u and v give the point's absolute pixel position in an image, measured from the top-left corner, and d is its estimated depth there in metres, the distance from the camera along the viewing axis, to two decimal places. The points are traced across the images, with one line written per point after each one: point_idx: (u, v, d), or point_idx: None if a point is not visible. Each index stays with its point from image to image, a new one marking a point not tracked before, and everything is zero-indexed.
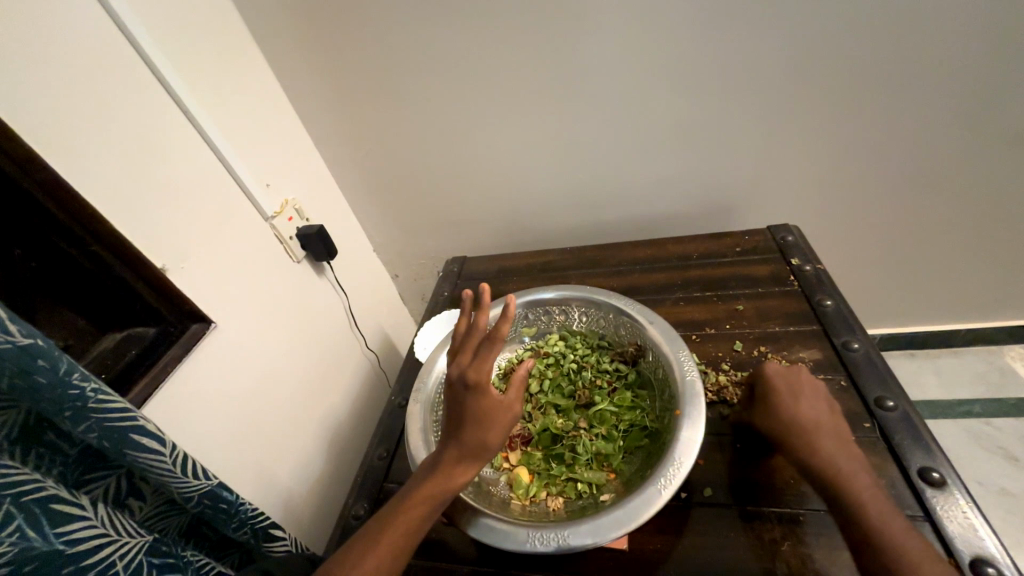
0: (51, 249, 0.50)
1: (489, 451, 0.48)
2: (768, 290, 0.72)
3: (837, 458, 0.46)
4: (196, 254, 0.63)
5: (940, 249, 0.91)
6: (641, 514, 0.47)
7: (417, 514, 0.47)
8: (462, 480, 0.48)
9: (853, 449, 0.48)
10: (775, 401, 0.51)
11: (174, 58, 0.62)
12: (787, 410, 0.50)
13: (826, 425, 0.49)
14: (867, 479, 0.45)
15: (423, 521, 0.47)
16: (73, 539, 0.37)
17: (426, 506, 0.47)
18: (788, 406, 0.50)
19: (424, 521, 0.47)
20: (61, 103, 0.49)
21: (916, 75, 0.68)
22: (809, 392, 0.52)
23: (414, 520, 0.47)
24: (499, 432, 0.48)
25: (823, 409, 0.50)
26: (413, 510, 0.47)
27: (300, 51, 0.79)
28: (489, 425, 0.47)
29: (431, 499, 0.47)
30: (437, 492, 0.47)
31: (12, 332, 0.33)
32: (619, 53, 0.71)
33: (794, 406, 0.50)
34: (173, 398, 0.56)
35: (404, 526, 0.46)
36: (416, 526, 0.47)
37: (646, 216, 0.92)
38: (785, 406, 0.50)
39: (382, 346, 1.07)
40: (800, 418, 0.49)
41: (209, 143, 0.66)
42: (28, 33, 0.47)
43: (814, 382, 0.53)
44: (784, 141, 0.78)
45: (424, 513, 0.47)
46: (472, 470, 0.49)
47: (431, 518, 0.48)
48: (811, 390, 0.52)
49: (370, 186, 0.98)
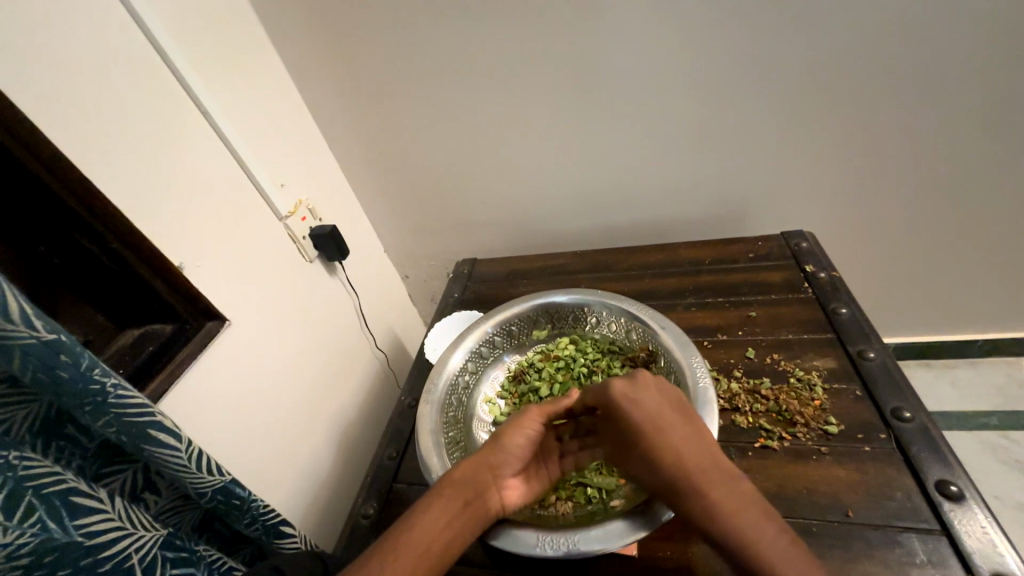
0: (73, 246, 0.51)
1: (508, 446, 0.50)
2: (782, 297, 0.71)
3: (724, 512, 0.41)
4: (212, 254, 0.64)
5: (958, 258, 0.89)
6: (641, 528, 0.47)
7: (442, 503, 0.48)
8: (486, 475, 0.49)
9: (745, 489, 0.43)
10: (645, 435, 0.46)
11: (194, 61, 0.64)
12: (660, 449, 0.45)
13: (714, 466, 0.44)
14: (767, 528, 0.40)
15: (450, 518, 0.47)
16: (91, 532, 0.37)
17: (449, 498, 0.48)
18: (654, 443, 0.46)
19: (450, 517, 0.47)
20: (83, 105, 0.50)
21: (937, 81, 0.67)
22: (659, 407, 0.48)
23: (439, 514, 0.47)
24: (519, 428, 0.51)
25: (693, 439, 0.46)
26: (438, 504, 0.47)
27: (315, 54, 0.80)
28: (515, 422, 0.52)
29: (454, 492, 0.48)
30: (461, 484, 0.49)
31: (37, 327, 0.34)
32: (633, 56, 0.71)
33: (661, 445, 0.45)
34: (188, 395, 0.57)
35: (429, 520, 0.46)
36: (441, 520, 0.47)
37: (657, 221, 0.92)
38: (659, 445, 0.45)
39: (392, 347, 1.07)
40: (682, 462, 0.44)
41: (227, 144, 0.68)
42: (51, 33, 0.48)
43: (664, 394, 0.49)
44: (800, 146, 0.77)
45: (449, 505, 0.47)
46: (497, 467, 0.50)
47: (438, 509, 0.47)
48: (659, 406, 0.48)
49: (383, 187, 0.99)
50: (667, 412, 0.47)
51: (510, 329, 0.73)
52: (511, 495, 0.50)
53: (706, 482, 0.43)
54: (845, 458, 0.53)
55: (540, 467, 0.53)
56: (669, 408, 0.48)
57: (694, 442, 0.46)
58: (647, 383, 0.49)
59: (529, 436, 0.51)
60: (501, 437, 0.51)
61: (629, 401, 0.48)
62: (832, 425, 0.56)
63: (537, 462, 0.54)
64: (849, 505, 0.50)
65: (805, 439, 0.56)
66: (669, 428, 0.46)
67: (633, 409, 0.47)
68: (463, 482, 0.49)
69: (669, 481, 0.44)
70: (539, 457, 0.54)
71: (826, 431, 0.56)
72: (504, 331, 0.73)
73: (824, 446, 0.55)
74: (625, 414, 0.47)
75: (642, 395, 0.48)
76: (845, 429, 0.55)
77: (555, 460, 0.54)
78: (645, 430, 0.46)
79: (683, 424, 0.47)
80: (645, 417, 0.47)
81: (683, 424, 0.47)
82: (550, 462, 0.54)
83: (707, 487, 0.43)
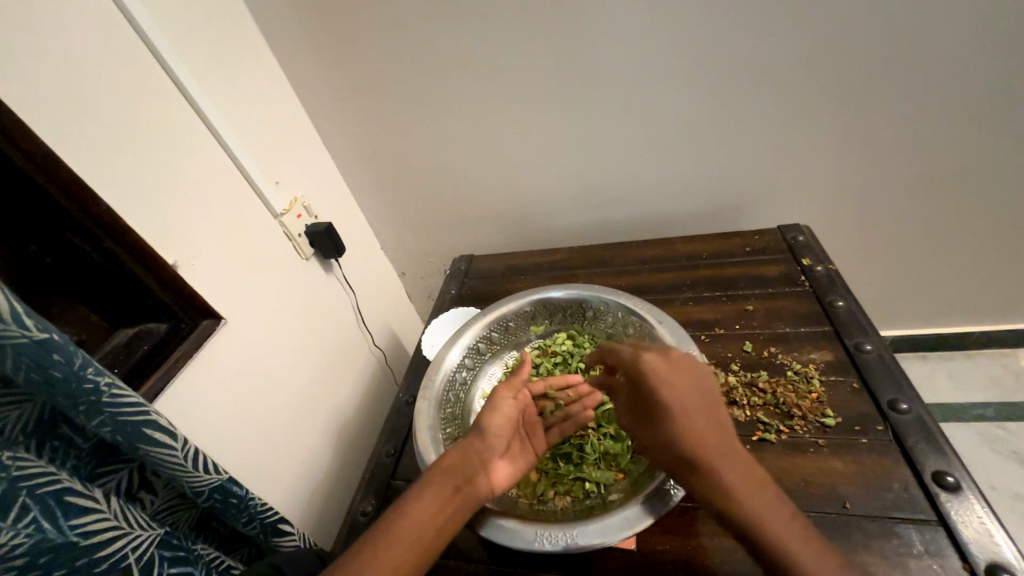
0: (64, 245, 0.50)
1: (490, 428, 0.52)
2: (778, 290, 0.71)
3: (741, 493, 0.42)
4: (207, 253, 0.63)
5: (955, 249, 0.89)
6: (634, 522, 0.47)
7: (433, 490, 0.47)
8: (473, 459, 0.50)
9: (755, 468, 0.44)
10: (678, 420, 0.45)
11: (188, 59, 0.63)
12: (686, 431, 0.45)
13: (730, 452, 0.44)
14: (785, 516, 0.41)
15: (441, 504, 0.47)
16: (87, 532, 0.37)
17: (440, 484, 0.48)
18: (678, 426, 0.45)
19: (443, 502, 0.47)
20: (71, 104, 0.49)
21: (931, 73, 0.67)
22: (683, 383, 0.47)
23: (430, 501, 0.46)
24: (499, 413, 0.54)
25: (712, 422, 0.45)
26: (428, 492, 0.47)
27: (309, 50, 0.80)
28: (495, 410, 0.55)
29: (444, 477, 0.48)
30: (451, 469, 0.49)
31: (29, 326, 0.33)
32: (628, 50, 0.71)
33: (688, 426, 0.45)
34: (184, 395, 0.57)
35: (421, 508, 0.46)
36: (434, 506, 0.46)
37: (654, 215, 0.91)
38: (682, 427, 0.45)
39: (389, 343, 1.07)
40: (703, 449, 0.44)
41: (221, 143, 0.67)
42: (41, 32, 0.47)
43: (690, 371, 0.48)
44: (796, 140, 0.77)
45: (440, 491, 0.47)
46: (483, 450, 0.51)
47: (431, 497, 0.47)
48: (687, 388, 0.47)
49: (379, 185, 0.98)
50: (697, 397, 0.46)
51: (506, 325, 0.73)
52: (501, 476, 0.51)
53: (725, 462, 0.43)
54: (842, 451, 0.53)
55: (524, 448, 0.55)
56: (697, 394, 0.46)
57: (716, 427, 0.45)
58: (681, 366, 0.48)
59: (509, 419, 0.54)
60: (480, 421, 0.53)
61: (659, 377, 0.47)
62: (829, 417, 0.56)
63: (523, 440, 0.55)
64: (845, 497, 0.50)
65: (802, 431, 0.56)
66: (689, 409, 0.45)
67: (665, 388, 0.47)
68: (452, 467, 0.49)
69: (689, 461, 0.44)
70: (524, 438, 0.56)
71: (824, 424, 0.56)
72: (501, 327, 0.73)
73: (822, 438, 0.55)
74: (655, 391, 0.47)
75: (674, 375, 0.47)
76: (842, 421, 0.56)
77: (536, 437, 0.56)
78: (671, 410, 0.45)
79: (709, 401, 0.46)
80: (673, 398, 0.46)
81: (704, 403, 0.46)
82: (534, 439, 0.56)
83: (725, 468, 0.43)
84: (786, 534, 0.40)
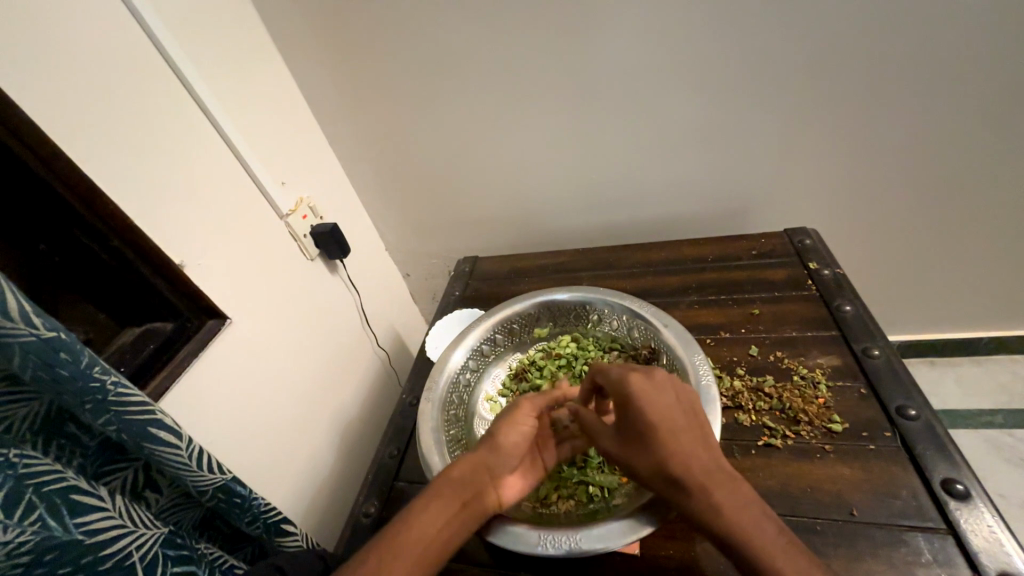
0: (72, 243, 0.51)
1: (507, 443, 0.50)
2: (785, 294, 0.70)
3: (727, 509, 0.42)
4: (213, 253, 0.64)
5: (965, 254, 0.88)
6: (636, 530, 0.47)
7: (440, 505, 0.47)
8: (485, 474, 0.49)
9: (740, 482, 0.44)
10: (664, 439, 0.45)
11: (197, 62, 0.64)
12: (674, 450, 0.44)
13: (714, 470, 0.44)
14: (772, 533, 0.41)
15: (446, 520, 0.46)
16: (92, 530, 0.37)
17: (449, 497, 0.47)
18: (665, 446, 0.44)
19: (450, 516, 0.46)
20: (81, 105, 0.50)
21: (940, 77, 0.66)
22: (666, 401, 0.46)
23: (437, 515, 0.46)
24: (516, 427, 0.51)
25: (699, 440, 0.45)
26: (436, 503, 0.47)
27: (316, 52, 0.80)
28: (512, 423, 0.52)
29: (451, 492, 0.48)
30: (459, 484, 0.48)
31: (37, 325, 0.34)
32: (634, 52, 0.71)
33: (676, 446, 0.44)
34: (188, 395, 0.57)
35: (426, 522, 0.46)
36: (441, 519, 0.46)
37: (660, 218, 0.91)
38: (668, 447, 0.44)
39: (393, 344, 1.07)
40: (692, 470, 0.43)
41: (228, 143, 0.68)
42: (52, 36, 0.48)
43: (674, 389, 0.48)
44: (803, 144, 0.76)
45: (446, 506, 0.47)
46: (496, 466, 0.49)
47: (437, 513, 0.46)
48: (672, 407, 0.46)
49: (384, 186, 0.98)
50: (681, 417, 0.46)
51: (511, 327, 0.73)
52: (510, 492, 0.50)
53: (713, 479, 0.43)
54: (850, 457, 0.53)
55: (536, 462, 0.53)
56: (682, 413, 0.46)
57: (701, 442, 0.45)
58: (662, 382, 0.48)
59: (526, 434, 0.52)
60: (497, 435, 0.51)
61: (644, 394, 0.46)
62: (836, 423, 0.55)
63: (536, 453, 0.54)
64: (853, 504, 0.49)
65: (808, 436, 0.55)
66: (673, 429, 0.45)
67: (651, 407, 0.46)
68: (461, 482, 0.48)
69: (678, 480, 0.43)
70: (537, 450, 0.54)
71: (830, 429, 0.55)
72: (505, 329, 0.72)
73: (828, 444, 0.54)
74: (640, 410, 0.46)
75: (661, 393, 0.47)
76: (850, 427, 0.55)
77: (549, 450, 0.55)
78: (658, 430, 0.45)
79: (694, 422, 0.46)
80: (658, 416, 0.45)
81: (685, 421, 0.46)
82: (547, 453, 0.54)
83: (715, 485, 0.43)
84: (772, 550, 0.40)
